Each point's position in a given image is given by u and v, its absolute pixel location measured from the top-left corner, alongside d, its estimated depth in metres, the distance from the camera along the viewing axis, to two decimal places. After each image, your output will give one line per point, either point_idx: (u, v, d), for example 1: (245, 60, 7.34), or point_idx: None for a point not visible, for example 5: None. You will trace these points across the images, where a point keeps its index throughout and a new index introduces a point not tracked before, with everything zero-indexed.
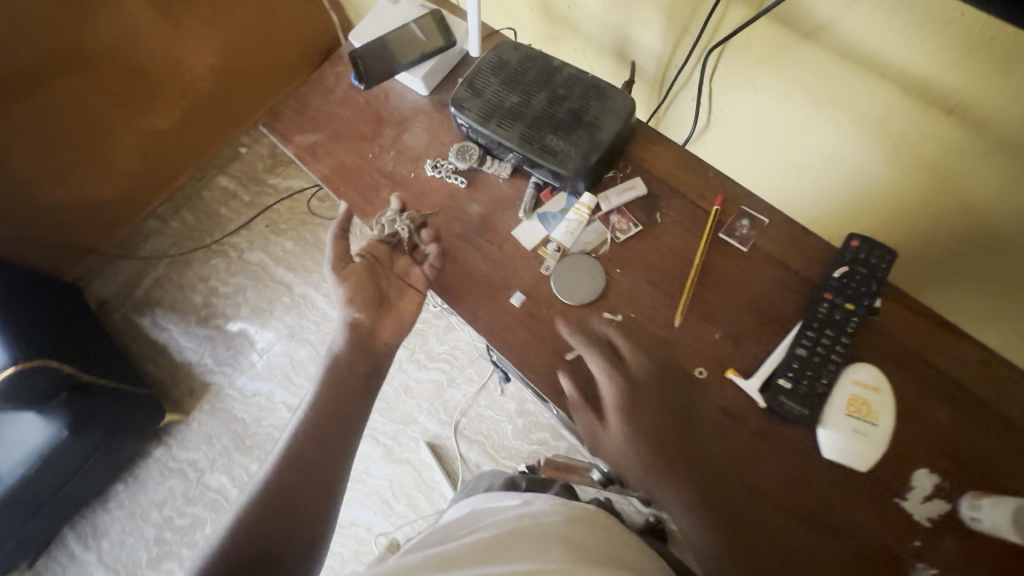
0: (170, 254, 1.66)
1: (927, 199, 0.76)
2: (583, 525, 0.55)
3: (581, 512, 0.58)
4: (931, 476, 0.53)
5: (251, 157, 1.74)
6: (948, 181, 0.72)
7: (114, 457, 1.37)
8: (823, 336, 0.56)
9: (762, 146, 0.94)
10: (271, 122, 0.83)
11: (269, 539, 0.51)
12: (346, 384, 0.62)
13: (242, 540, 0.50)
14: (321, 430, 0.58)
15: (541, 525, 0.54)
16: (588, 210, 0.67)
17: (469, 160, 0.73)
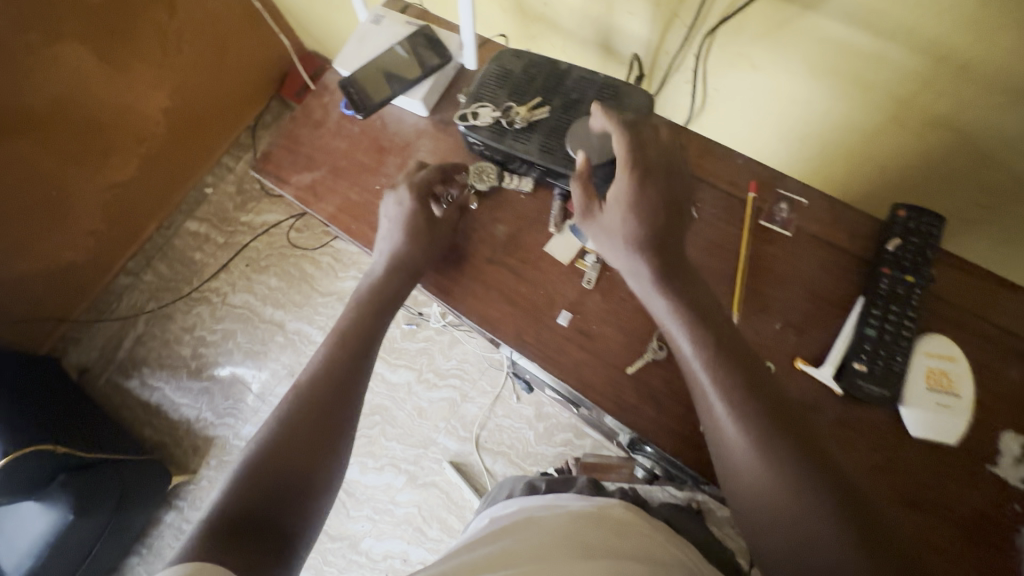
0: (148, 309, 1.55)
1: (948, 161, 0.71)
2: (599, 522, 0.53)
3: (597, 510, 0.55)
4: (1017, 438, 0.53)
5: (219, 197, 1.62)
6: (970, 142, 0.67)
7: (123, 531, 1.29)
8: (889, 313, 0.55)
9: (763, 125, 0.86)
10: (262, 165, 0.78)
11: (292, 465, 0.50)
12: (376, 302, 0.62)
13: (270, 459, 0.49)
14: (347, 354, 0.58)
15: (563, 529, 0.52)
16: None
17: (487, 180, 0.69)
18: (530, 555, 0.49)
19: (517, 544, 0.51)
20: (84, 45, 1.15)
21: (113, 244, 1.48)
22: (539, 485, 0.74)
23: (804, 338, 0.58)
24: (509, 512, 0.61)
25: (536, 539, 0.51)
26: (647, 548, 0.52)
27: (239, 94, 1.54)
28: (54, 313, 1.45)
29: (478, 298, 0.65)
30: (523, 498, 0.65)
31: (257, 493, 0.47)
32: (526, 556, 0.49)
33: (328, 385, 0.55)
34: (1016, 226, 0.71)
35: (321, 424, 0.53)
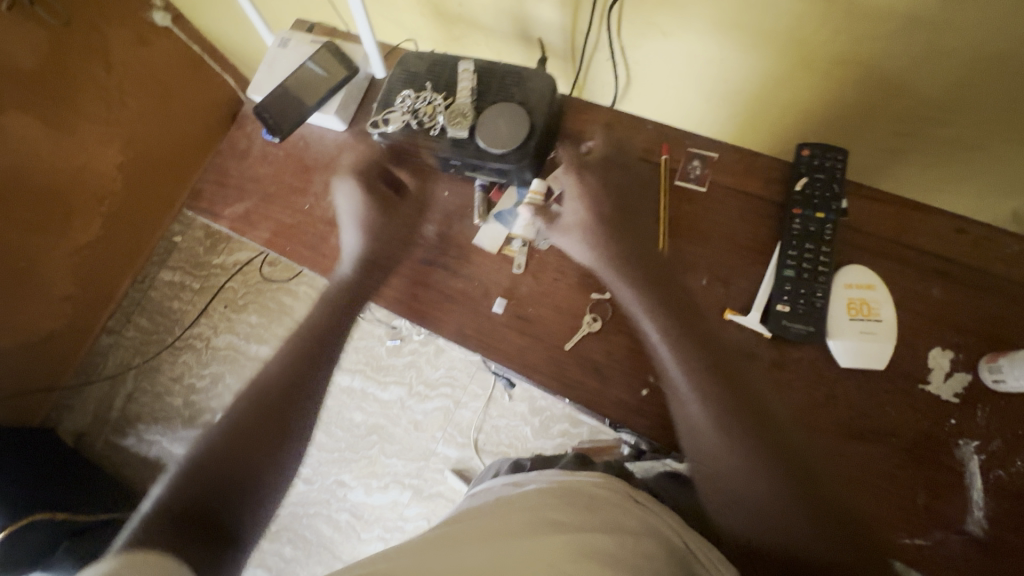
0: (135, 364, 1.56)
1: (858, 98, 0.72)
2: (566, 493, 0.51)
3: (565, 482, 0.53)
4: (945, 353, 0.54)
5: (188, 244, 1.64)
6: (880, 77, 0.67)
7: None
8: (805, 251, 0.56)
9: (685, 89, 0.87)
10: (195, 202, 0.79)
11: (236, 464, 0.51)
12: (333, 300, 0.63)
13: (221, 459, 0.51)
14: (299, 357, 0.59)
15: (526, 508, 0.50)
16: (541, 195, 0.65)
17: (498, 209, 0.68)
18: (487, 537, 0.47)
19: (476, 526, 0.49)
20: (23, 112, 1.15)
21: (93, 306, 1.47)
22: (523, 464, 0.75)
23: (731, 289, 0.59)
24: (485, 497, 0.60)
25: (496, 521, 0.49)
26: (613, 514, 0.49)
27: (196, 140, 1.52)
28: (43, 382, 1.45)
29: (415, 299, 0.66)
30: (501, 480, 0.64)
31: (196, 490, 0.49)
32: (482, 537, 0.47)
33: (277, 391, 0.57)
34: (937, 149, 0.72)
35: (271, 420, 0.54)
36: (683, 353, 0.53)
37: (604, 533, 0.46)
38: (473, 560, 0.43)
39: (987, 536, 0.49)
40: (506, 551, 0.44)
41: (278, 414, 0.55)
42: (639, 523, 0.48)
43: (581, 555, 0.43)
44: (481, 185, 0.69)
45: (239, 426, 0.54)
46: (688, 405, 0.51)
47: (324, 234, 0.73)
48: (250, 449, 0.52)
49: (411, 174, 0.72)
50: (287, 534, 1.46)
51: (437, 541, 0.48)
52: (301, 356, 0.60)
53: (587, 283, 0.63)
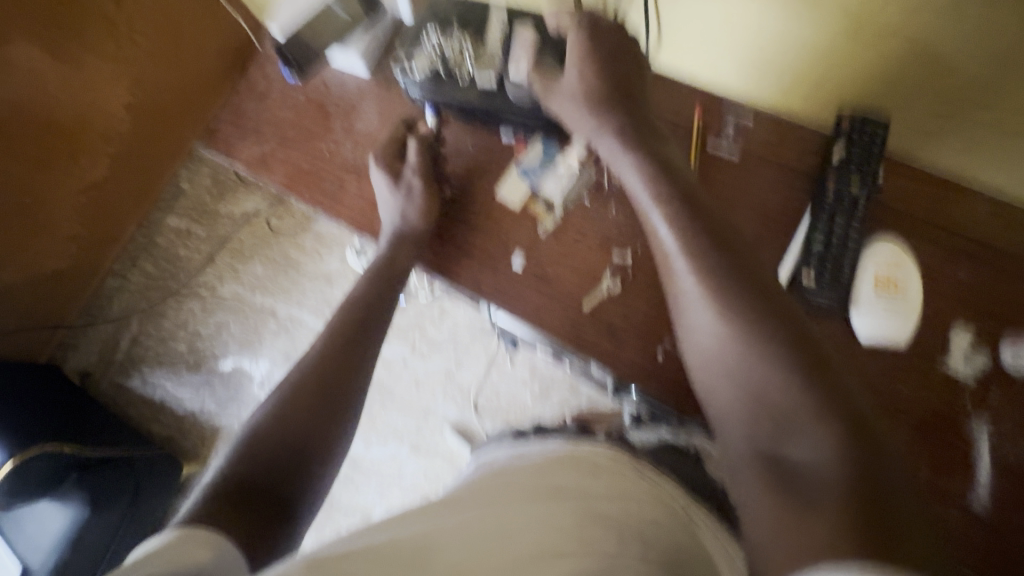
0: (140, 308, 1.57)
1: (901, 75, 0.69)
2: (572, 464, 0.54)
3: (573, 452, 0.56)
4: (966, 333, 0.54)
5: (195, 191, 1.60)
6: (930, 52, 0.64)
7: (144, 519, 1.33)
8: (836, 225, 0.56)
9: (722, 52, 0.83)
10: (211, 142, 0.78)
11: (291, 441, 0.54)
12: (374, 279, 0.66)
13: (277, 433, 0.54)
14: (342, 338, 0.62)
15: (535, 474, 0.53)
16: (578, 161, 0.65)
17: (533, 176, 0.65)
18: (487, 501, 0.49)
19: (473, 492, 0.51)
20: (27, 41, 1.07)
21: (100, 247, 1.46)
22: (525, 434, 0.77)
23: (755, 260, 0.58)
24: (487, 466, 0.62)
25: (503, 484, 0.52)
26: (618, 483, 0.53)
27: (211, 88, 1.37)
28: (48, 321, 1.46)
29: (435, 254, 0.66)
30: (504, 451, 0.66)
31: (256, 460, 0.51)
32: (484, 501, 0.49)
33: (329, 370, 0.60)
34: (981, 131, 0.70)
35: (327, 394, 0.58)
36: (719, 296, 0.49)
37: (609, 499, 0.49)
38: (474, 525, 0.45)
39: (990, 514, 0.50)
40: (517, 511, 0.46)
41: (328, 396, 0.58)
42: (641, 493, 0.52)
43: (589, 517, 0.45)
44: (507, 139, 0.68)
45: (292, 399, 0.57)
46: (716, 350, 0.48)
47: (343, 182, 0.72)
48: (307, 422, 0.55)
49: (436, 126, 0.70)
50: None
51: (439, 509, 0.49)
52: (344, 334, 0.62)
53: (609, 246, 0.63)
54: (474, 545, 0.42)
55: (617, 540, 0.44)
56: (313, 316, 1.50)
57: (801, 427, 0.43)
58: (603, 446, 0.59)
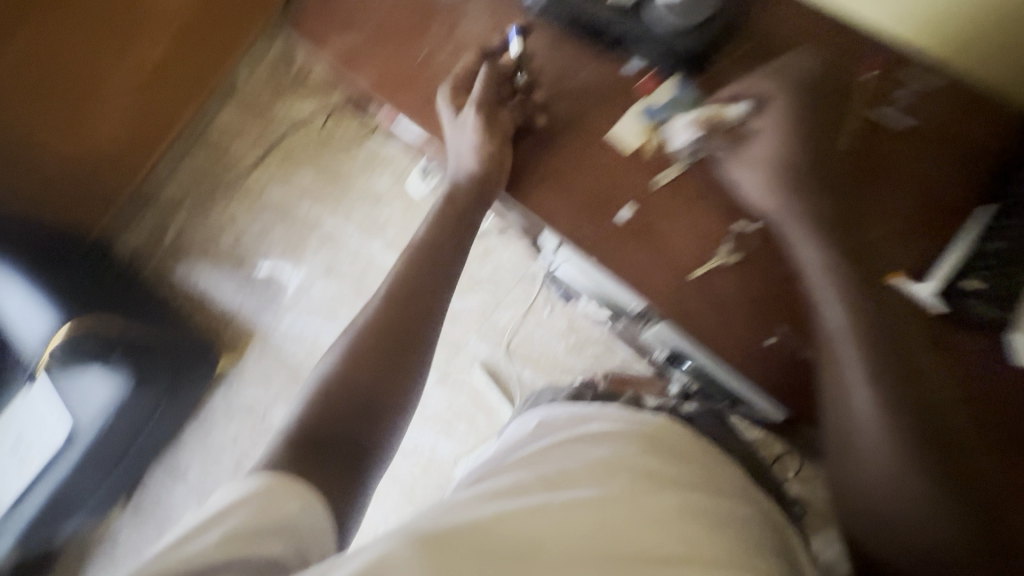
0: (190, 198, 1.56)
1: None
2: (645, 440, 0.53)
3: (646, 426, 0.55)
4: None
5: (253, 85, 1.54)
6: None
7: (180, 402, 1.38)
8: None
9: None
10: (295, 25, 0.70)
11: (356, 397, 0.54)
12: (450, 222, 0.63)
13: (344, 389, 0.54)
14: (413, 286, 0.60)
15: (614, 450, 0.51)
16: (715, 116, 0.54)
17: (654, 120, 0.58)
18: (580, 479, 0.47)
19: (563, 464, 0.49)
20: None
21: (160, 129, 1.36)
22: (583, 397, 0.75)
23: None
24: (553, 422, 0.60)
25: (586, 457, 0.50)
26: (698, 471, 0.52)
27: None
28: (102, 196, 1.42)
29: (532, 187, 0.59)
30: (570, 403, 0.64)
31: (330, 414, 0.53)
32: (576, 480, 0.47)
33: (400, 320, 0.58)
34: None
35: (395, 342, 0.58)
36: (850, 299, 0.49)
37: (696, 488, 0.49)
38: (581, 518, 0.42)
39: None
40: (610, 494, 0.45)
41: (396, 350, 0.57)
42: (721, 485, 0.52)
43: (680, 513, 0.45)
44: (632, 68, 0.60)
45: (367, 347, 0.57)
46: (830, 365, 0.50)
47: (437, 90, 0.64)
48: (381, 375, 0.56)
49: (551, 42, 0.62)
50: None
51: (539, 484, 0.46)
52: (415, 278, 0.61)
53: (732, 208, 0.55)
54: (592, 542, 0.40)
55: (707, 537, 0.44)
56: (358, 231, 1.47)
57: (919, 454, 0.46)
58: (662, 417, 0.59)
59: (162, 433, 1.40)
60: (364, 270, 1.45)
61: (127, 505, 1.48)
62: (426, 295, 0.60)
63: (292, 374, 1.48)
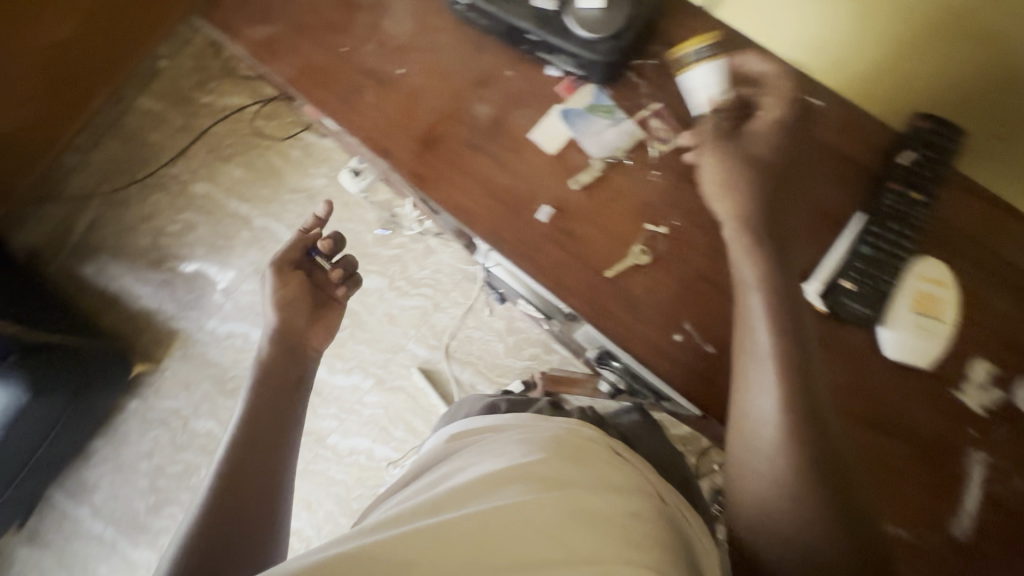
0: (101, 193, 1.44)
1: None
2: (560, 445, 0.56)
3: (552, 431, 0.57)
4: (990, 366, 0.52)
5: (174, 73, 1.44)
6: None
7: (87, 413, 1.27)
8: (887, 231, 0.52)
9: None
10: (209, 12, 0.67)
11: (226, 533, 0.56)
12: (275, 382, 0.67)
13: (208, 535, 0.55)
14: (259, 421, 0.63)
15: (514, 460, 0.53)
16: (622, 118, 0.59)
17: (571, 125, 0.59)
18: (476, 493, 0.49)
19: (459, 483, 0.51)
20: None
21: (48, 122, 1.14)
22: (500, 406, 0.78)
23: (796, 252, 0.54)
24: (466, 434, 0.63)
25: (483, 471, 0.52)
26: (598, 472, 0.53)
27: None
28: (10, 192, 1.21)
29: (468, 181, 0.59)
30: (483, 418, 0.66)
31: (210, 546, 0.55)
32: (471, 494, 0.49)
33: (263, 424, 0.63)
34: None
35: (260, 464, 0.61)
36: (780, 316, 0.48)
37: (596, 493, 0.50)
38: (468, 526, 0.45)
39: (970, 541, 0.49)
40: (503, 503, 0.47)
41: (257, 463, 0.61)
42: (624, 484, 0.53)
43: (571, 517, 0.46)
44: (552, 74, 0.60)
45: (231, 474, 0.59)
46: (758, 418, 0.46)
47: (359, 85, 0.63)
48: (248, 502, 0.58)
49: (474, 42, 0.62)
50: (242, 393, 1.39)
51: (425, 509, 0.49)
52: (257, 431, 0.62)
53: (643, 211, 0.58)
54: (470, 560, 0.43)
55: (598, 542, 0.45)
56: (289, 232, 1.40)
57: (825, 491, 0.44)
58: (576, 424, 0.60)
59: (65, 446, 1.29)
60: None
61: (23, 527, 1.37)
62: (284, 389, 0.67)
63: (215, 382, 1.39)
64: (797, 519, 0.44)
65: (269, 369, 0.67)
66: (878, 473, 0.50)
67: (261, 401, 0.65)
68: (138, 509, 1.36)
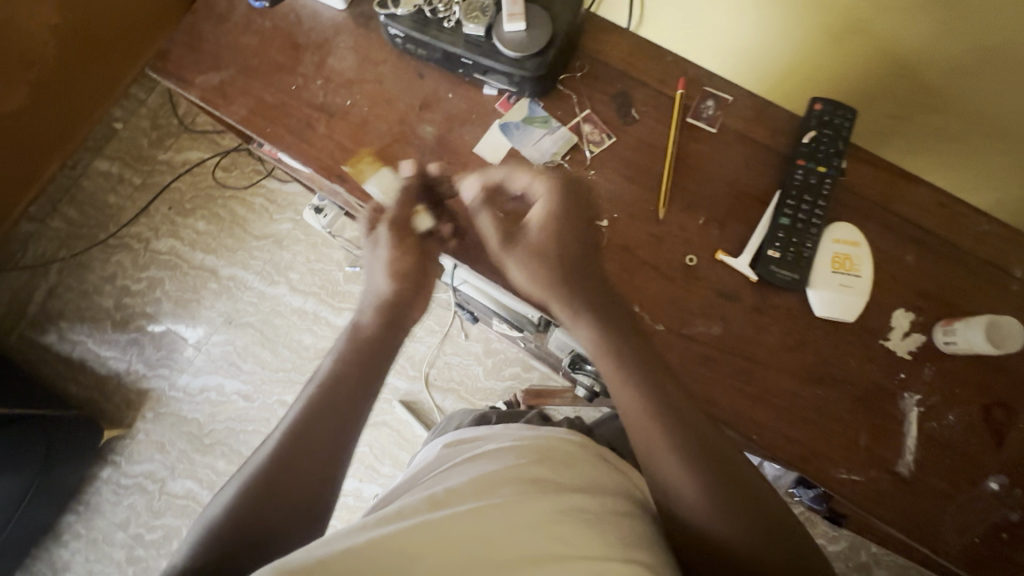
0: (60, 258, 1.43)
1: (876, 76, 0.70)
2: (550, 453, 0.56)
3: (540, 439, 0.58)
4: (907, 314, 0.57)
5: (130, 133, 1.46)
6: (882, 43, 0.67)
7: (57, 486, 1.23)
8: (802, 203, 0.58)
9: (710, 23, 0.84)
10: (160, 65, 0.71)
11: (249, 526, 0.45)
12: (362, 350, 0.55)
13: (231, 528, 0.45)
14: (334, 390, 0.52)
15: (509, 463, 0.53)
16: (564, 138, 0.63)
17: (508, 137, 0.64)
18: (473, 492, 0.49)
19: (456, 483, 0.50)
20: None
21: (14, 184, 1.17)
22: (489, 418, 0.81)
23: (725, 232, 0.60)
24: (458, 447, 0.64)
25: (478, 474, 0.52)
26: (590, 475, 0.54)
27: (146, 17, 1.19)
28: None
29: (426, 198, 0.62)
30: (472, 431, 0.67)
31: (233, 533, 0.45)
32: (468, 494, 0.48)
33: (341, 401, 0.52)
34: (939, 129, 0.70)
35: (329, 429, 0.50)
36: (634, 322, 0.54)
37: (586, 493, 0.50)
38: (465, 524, 0.44)
39: (914, 477, 0.53)
40: (498, 501, 0.47)
41: (326, 434, 0.50)
42: (615, 485, 0.55)
43: (564, 513, 0.46)
44: (489, 92, 0.65)
45: (297, 439, 0.49)
46: (632, 424, 0.49)
47: (310, 120, 0.67)
48: (298, 471, 0.48)
49: (415, 71, 0.67)
50: (219, 448, 1.35)
51: (424, 507, 0.47)
52: (332, 395, 0.52)
53: None
54: (475, 551, 0.42)
55: (588, 541, 0.44)
56: (258, 278, 1.41)
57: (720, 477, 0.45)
58: (568, 433, 0.62)
59: (34, 524, 1.23)
60: (269, 318, 1.39)
61: None
62: (370, 365, 0.55)
63: (191, 439, 1.36)
64: (710, 510, 0.45)
65: (363, 339, 0.56)
66: (815, 423, 0.55)
67: (340, 367, 0.54)
68: None
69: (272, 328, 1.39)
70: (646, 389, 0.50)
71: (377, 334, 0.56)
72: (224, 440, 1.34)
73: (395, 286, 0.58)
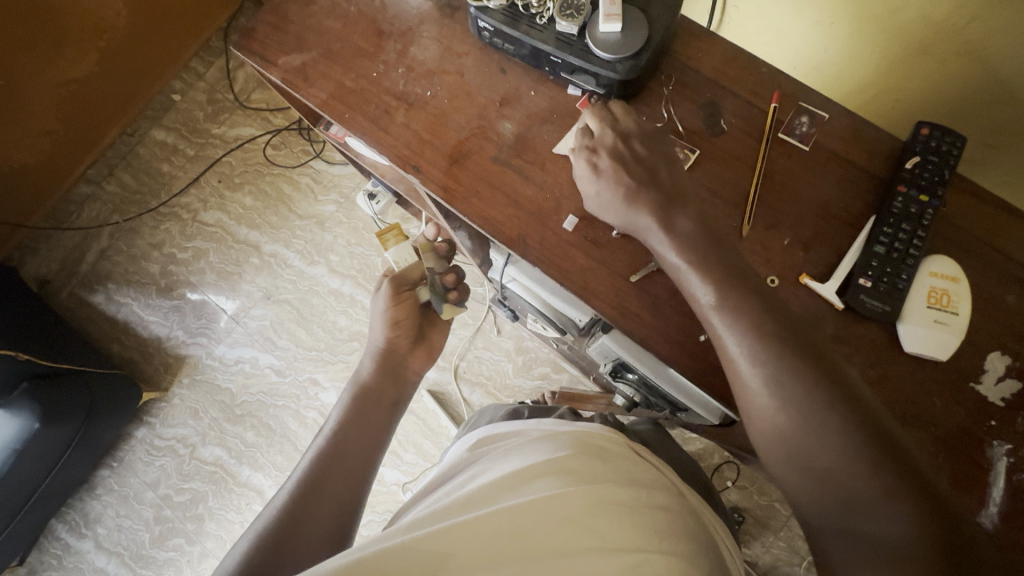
0: (113, 222, 1.47)
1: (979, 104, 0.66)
2: (583, 447, 0.52)
3: (572, 432, 0.54)
4: (1003, 359, 0.54)
5: (187, 105, 1.49)
6: (990, 69, 0.62)
7: (95, 441, 1.26)
8: (900, 231, 0.55)
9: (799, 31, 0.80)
10: (244, 42, 0.71)
11: (284, 532, 0.52)
12: (374, 399, 0.64)
13: (271, 536, 0.51)
14: (354, 425, 0.62)
15: (540, 456, 0.51)
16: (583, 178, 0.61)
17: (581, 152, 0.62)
18: (508, 488, 0.47)
19: (490, 479, 0.49)
20: None
21: (70, 147, 1.25)
22: (521, 412, 0.77)
23: (810, 255, 0.57)
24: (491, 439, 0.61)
25: (512, 467, 0.50)
26: (626, 468, 0.51)
27: None
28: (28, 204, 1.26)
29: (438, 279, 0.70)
30: (504, 424, 0.64)
31: (273, 539, 0.51)
32: (500, 490, 0.47)
33: (353, 446, 0.60)
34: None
35: (356, 452, 0.60)
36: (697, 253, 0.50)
37: (621, 485, 0.48)
38: (495, 524, 0.43)
39: (998, 531, 0.50)
40: (532, 496, 0.45)
41: (351, 460, 0.59)
42: (652, 479, 0.52)
43: (603, 507, 0.45)
44: (572, 92, 0.64)
45: (315, 481, 0.56)
46: (752, 396, 0.45)
47: (388, 108, 0.67)
48: (316, 511, 0.54)
49: (497, 66, 0.66)
50: (248, 419, 1.38)
51: (456, 507, 0.47)
52: (353, 424, 0.62)
53: None
54: (506, 546, 0.42)
55: (630, 535, 0.43)
56: (299, 256, 1.42)
57: (818, 414, 0.42)
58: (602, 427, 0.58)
59: (74, 475, 1.27)
60: (307, 297, 1.41)
61: (22, 564, 1.35)
62: (383, 410, 0.64)
63: (223, 408, 1.39)
64: (806, 440, 0.42)
65: (370, 390, 0.65)
66: None
67: (353, 418, 0.62)
68: (143, 542, 1.33)
69: (309, 306, 1.40)
70: (767, 361, 0.45)
71: (390, 379, 0.67)
72: (254, 412, 1.36)
73: (391, 336, 0.68)
